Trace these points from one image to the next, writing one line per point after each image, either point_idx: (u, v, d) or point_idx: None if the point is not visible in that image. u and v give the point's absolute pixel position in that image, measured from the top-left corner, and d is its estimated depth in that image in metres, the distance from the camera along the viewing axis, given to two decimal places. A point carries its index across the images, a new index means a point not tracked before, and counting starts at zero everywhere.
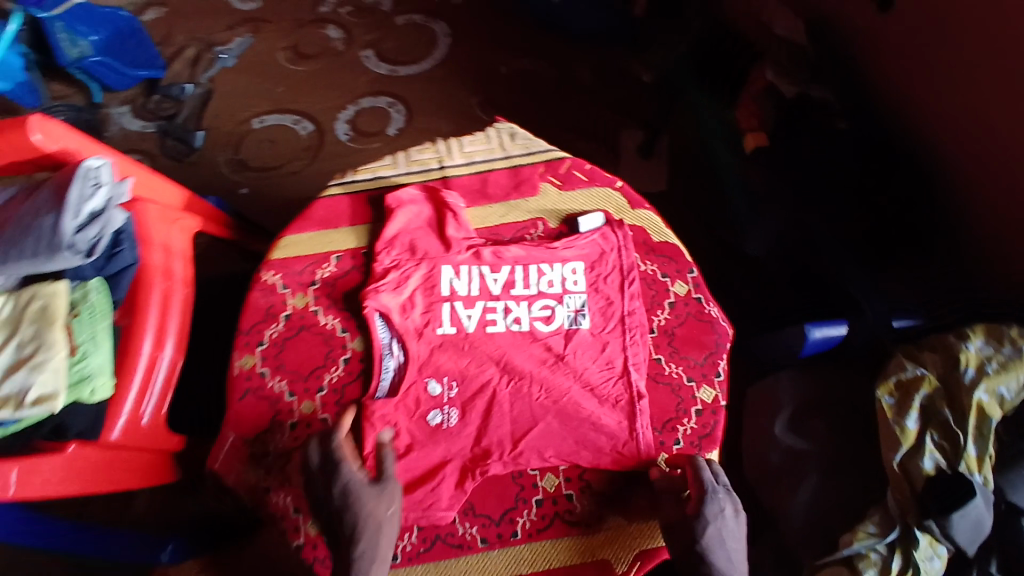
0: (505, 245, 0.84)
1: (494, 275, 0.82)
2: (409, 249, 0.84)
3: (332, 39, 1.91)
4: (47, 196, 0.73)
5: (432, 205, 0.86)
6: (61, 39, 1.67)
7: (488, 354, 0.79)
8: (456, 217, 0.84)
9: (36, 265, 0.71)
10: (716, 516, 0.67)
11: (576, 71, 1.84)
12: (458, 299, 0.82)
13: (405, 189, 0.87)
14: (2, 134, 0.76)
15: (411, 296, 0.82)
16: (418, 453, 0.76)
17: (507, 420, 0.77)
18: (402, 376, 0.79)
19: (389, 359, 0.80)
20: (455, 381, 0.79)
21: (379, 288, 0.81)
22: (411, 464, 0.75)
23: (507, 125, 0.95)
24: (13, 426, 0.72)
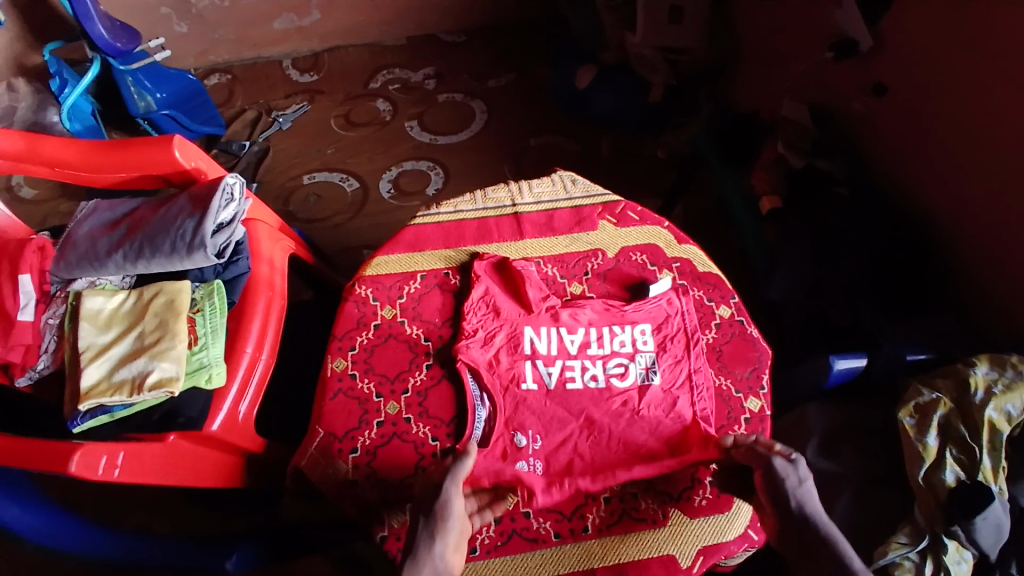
0: (580, 308, 0.93)
1: (572, 337, 0.91)
2: (493, 311, 0.92)
3: (380, 111, 2.13)
4: (188, 204, 0.84)
5: (508, 272, 0.96)
6: (132, 91, 1.86)
7: (570, 409, 0.87)
8: (533, 282, 0.94)
9: (173, 262, 0.81)
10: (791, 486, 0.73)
11: (600, 147, 2.06)
12: (539, 356, 0.90)
13: (481, 262, 0.96)
14: (147, 150, 0.88)
15: (496, 353, 0.90)
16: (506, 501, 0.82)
17: (588, 471, 0.84)
18: (491, 426, 0.86)
19: (480, 409, 0.87)
20: (539, 434, 0.86)
21: (469, 344, 0.89)
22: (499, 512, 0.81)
23: (567, 174, 1.10)
24: (122, 412, 0.78)
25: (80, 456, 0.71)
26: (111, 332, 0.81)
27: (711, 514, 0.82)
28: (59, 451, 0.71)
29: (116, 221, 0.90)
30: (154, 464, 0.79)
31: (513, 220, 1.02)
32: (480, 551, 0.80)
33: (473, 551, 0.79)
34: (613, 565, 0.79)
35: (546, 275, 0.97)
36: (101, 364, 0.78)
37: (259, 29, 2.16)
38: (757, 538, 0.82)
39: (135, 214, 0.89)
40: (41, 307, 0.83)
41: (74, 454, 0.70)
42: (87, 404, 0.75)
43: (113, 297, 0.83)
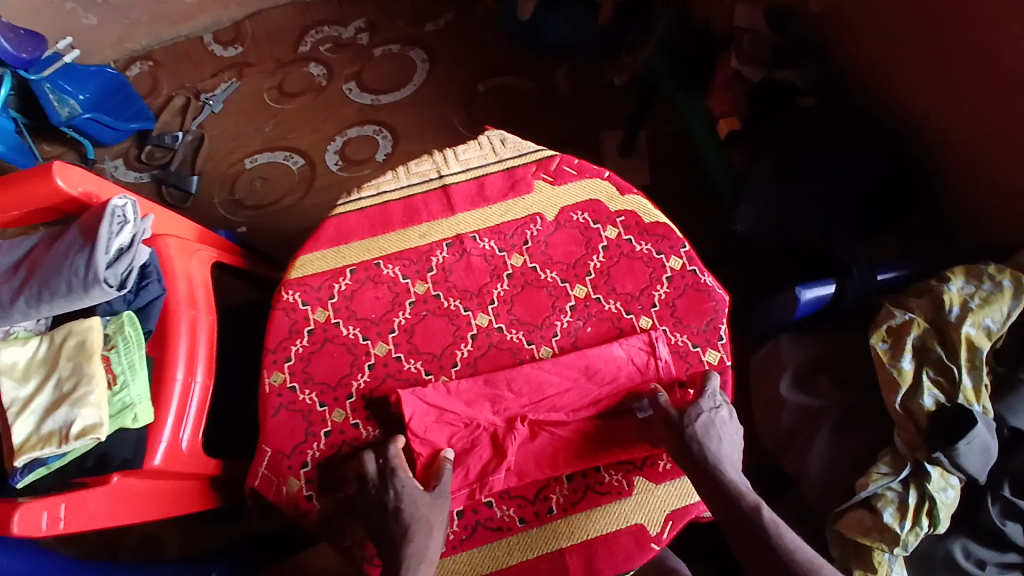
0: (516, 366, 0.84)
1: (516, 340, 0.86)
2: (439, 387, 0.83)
3: (315, 75, 1.99)
4: (75, 236, 0.78)
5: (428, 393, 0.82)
6: (51, 99, 1.74)
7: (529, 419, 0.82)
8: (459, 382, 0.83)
9: (74, 301, 0.76)
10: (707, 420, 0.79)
11: (553, 83, 1.93)
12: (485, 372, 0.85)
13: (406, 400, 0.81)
14: (26, 183, 0.81)
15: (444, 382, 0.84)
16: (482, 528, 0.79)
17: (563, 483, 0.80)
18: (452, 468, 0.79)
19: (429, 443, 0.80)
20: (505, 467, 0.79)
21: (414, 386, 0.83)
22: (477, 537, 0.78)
23: (496, 131, 1.01)
24: (58, 461, 0.76)
25: (19, 517, 0.70)
26: (30, 384, 0.77)
27: (676, 476, 0.81)
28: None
29: (14, 264, 0.82)
30: (99, 510, 0.77)
31: (442, 193, 0.94)
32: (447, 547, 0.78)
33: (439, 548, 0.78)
34: (581, 542, 0.78)
35: (485, 250, 0.91)
36: (27, 417, 0.75)
37: (167, 4, 1.98)
38: None
39: (31, 254, 0.82)
40: None
41: (11, 515, 0.70)
42: (22, 460, 0.72)
43: (27, 345, 0.79)
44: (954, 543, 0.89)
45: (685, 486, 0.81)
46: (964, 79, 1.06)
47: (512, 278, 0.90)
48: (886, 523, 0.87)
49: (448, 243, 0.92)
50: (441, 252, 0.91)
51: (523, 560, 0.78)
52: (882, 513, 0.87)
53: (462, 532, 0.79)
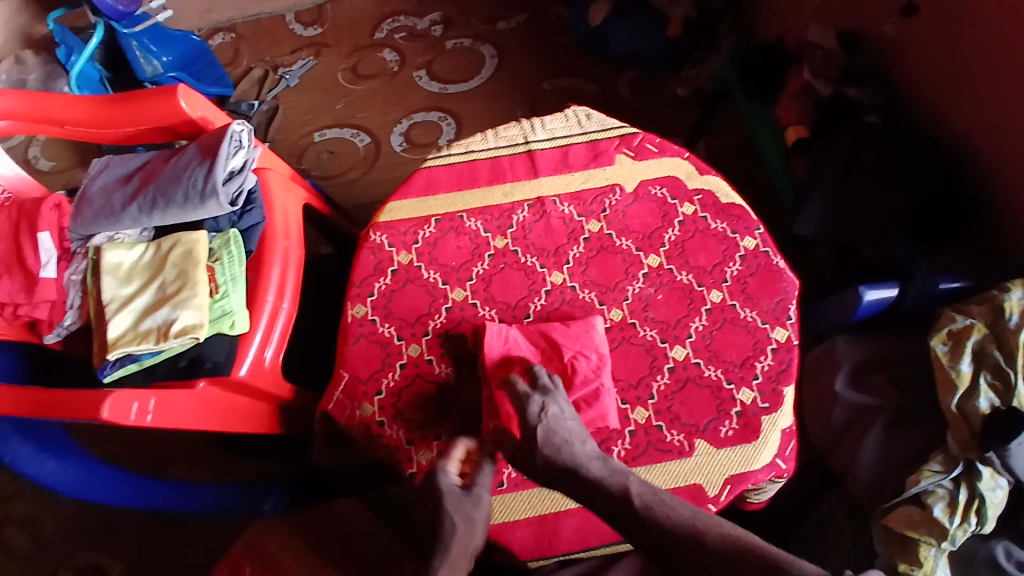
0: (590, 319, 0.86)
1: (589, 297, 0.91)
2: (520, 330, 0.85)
3: (388, 61, 2.07)
4: (195, 153, 0.84)
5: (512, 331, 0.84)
6: (138, 55, 1.83)
7: None
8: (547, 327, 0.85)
9: (188, 211, 0.81)
10: (546, 430, 0.72)
11: (616, 89, 1.99)
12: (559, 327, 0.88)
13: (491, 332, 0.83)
14: (154, 101, 0.87)
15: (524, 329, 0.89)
16: None
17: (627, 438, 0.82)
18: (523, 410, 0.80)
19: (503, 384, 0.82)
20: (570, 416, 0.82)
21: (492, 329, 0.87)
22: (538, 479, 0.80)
23: (581, 108, 1.07)
24: (149, 360, 0.81)
25: (111, 403, 0.70)
26: (134, 284, 0.83)
27: (737, 444, 0.82)
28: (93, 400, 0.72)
29: (129, 174, 0.89)
30: (182, 412, 0.78)
31: (527, 157, 0.99)
32: (507, 484, 0.80)
33: (500, 485, 0.80)
34: None
35: (564, 214, 0.96)
36: (127, 313, 0.80)
37: None
38: (783, 468, 0.83)
39: (146, 168, 0.88)
40: (63, 264, 0.87)
41: (104, 401, 0.70)
42: (116, 353, 0.78)
43: (132, 250, 0.85)
44: (997, 544, 0.89)
45: (745, 453, 0.82)
46: None
47: (589, 243, 0.94)
48: (935, 517, 0.87)
49: (530, 203, 0.96)
50: (522, 211, 0.96)
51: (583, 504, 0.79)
52: (932, 508, 0.88)
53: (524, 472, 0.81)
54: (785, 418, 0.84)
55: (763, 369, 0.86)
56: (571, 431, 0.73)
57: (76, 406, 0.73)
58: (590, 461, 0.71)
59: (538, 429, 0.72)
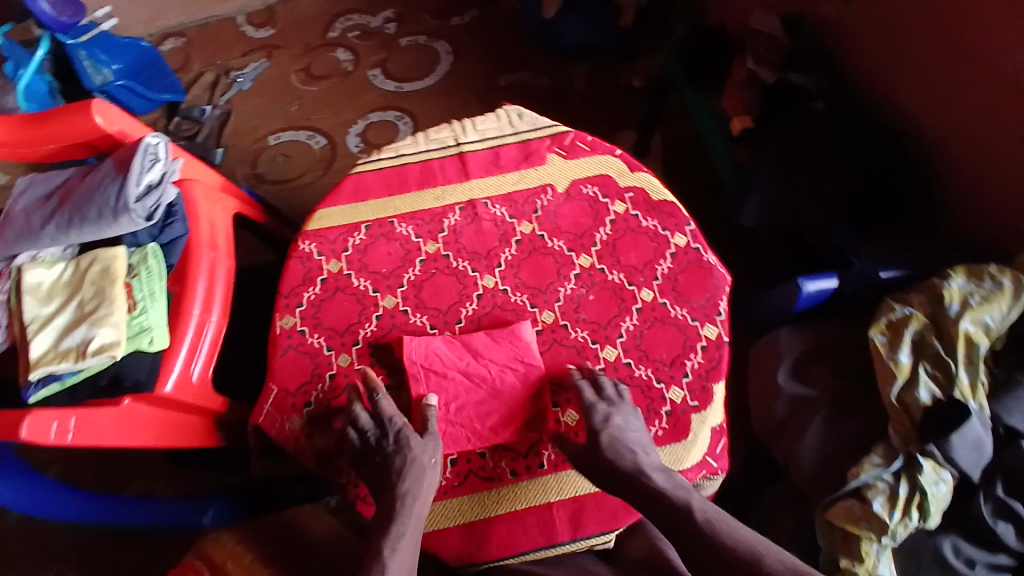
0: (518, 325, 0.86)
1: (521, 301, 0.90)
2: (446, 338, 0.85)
3: (342, 61, 2.04)
4: (109, 169, 0.82)
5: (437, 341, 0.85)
6: (86, 65, 1.78)
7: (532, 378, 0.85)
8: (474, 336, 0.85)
9: (103, 228, 0.80)
10: (608, 437, 0.78)
11: (573, 82, 1.98)
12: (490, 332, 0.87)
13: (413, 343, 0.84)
14: (66, 117, 0.85)
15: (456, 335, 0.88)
16: (472, 477, 0.81)
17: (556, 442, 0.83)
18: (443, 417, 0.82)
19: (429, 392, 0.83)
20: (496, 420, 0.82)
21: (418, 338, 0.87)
22: (467, 485, 0.81)
23: (515, 107, 1.05)
24: (71, 379, 0.78)
25: (29, 422, 0.70)
26: (54, 303, 0.80)
27: (667, 443, 0.84)
28: (11, 422, 0.71)
29: (48, 194, 0.87)
30: (107, 431, 0.78)
31: (458, 159, 0.97)
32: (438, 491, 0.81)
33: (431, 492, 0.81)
34: (569, 498, 0.81)
35: (496, 216, 0.94)
36: (48, 333, 0.78)
37: None
38: (715, 466, 0.85)
39: (66, 185, 0.86)
40: None
41: (23, 419, 0.69)
42: (38, 373, 0.75)
43: (52, 268, 0.82)
44: (944, 540, 0.90)
45: (674, 450, 0.84)
46: (966, 89, 1.08)
47: (520, 244, 0.93)
48: (875, 512, 0.88)
49: (461, 207, 0.95)
50: (454, 215, 0.94)
51: (513, 510, 0.80)
52: (872, 502, 0.89)
53: (454, 480, 0.81)
54: (716, 415, 0.85)
55: (693, 367, 0.86)
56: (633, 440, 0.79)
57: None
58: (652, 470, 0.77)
59: (602, 435, 0.78)
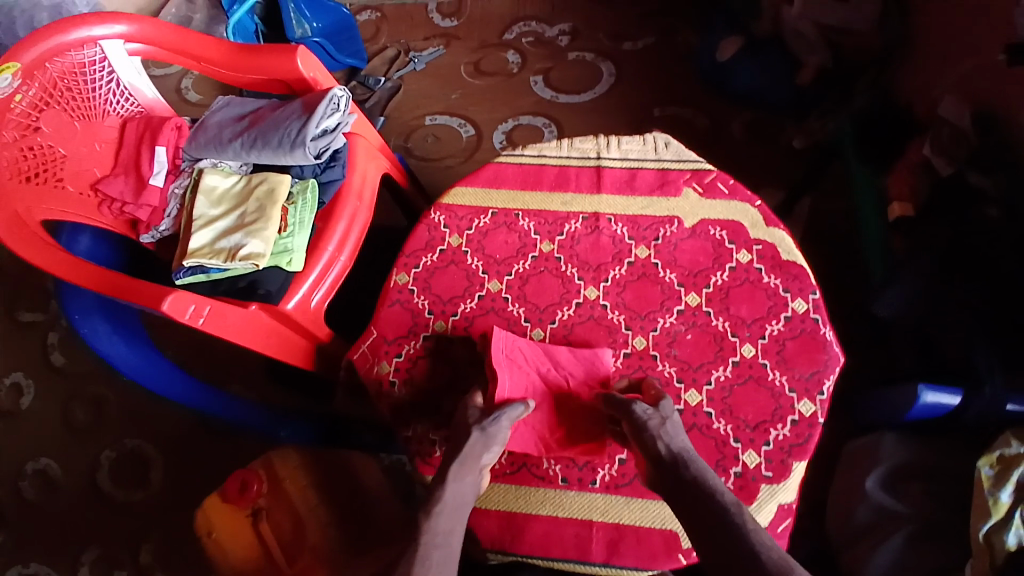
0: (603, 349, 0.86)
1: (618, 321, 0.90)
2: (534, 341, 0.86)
3: (509, 62, 2.16)
4: (298, 108, 0.94)
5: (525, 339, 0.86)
6: (292, 17, 2.05)
7: None
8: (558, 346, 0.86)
9: (279, 155, 0.92)
10: (667, 424, 0.76)
11: (730, 127, 1.95)
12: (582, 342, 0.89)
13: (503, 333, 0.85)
14: (275, 57, 0.98)
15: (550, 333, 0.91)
16: (524, 471, 0.83)
17: (615, 466, 0.82)
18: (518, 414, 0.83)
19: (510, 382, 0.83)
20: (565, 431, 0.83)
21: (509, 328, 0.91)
22: (517, 478, 0.82)
23: (663, 135, 1.06)
24: (216, 275, 0.91)
25: (171, 299, 0.79)
26: (221, 208, 0.94)
27: None
28: (158, 294, 0.81)
29: (242, 115, 1.00)
30: (229, 327, 0.87)
31: (594, 172, 1.01)
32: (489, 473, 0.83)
33: None
34: (611, 523, 0.80)
35: (615, 233, 0.96)
36: (210, 231, 0.91)
37: None
38: None
39: (257, 113, 0.99)
40: (171, 177, 1.01)
41: (166, 296, 0.79)
42: (192, 262, 0.89)
43: (227, 179, 0.96)
44: None
45: None
46: None
47: (632, 266, 0.93)
48: None
49: (584, 216, 0.98)
50: (575, 222, 0.97)
51: (551, 515, 0.80)
52: None
53: (506, 467, 0.83)
54: (787, 493, 0.81)
55: (776, 437, 0.83)
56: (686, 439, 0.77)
57: (149, 296, 0.83)
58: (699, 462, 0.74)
59: (660, 423, 0.76)
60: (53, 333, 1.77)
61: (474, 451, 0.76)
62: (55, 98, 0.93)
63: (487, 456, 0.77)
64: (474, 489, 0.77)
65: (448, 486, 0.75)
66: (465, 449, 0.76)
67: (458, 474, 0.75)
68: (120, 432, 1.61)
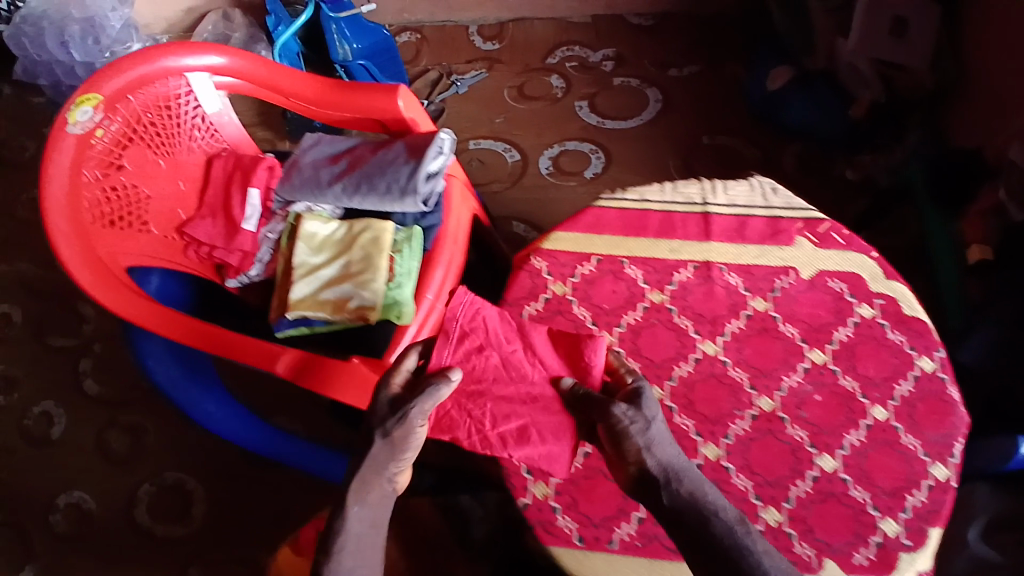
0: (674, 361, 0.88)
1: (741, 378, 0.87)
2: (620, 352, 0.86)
3: (554, 86, 2.13)
4: (404, 151, 0.89)
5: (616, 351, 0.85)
6: (335, 39, 1.97)
7: (739, 462, 0.83)
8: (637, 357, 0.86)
9: (389, 202, 0.87)
10: (629, 437, 0.73)
11: (782, 160, 1.92)
12: (707, 402, 0.86)
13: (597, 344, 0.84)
14: (376, 95, 0.93)
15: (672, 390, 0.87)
16: (657, 542, 0.79)
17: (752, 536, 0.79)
18: None
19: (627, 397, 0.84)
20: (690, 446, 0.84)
21: None
22: (650, 548, 0.78)
23: (767, 179, 1.03)
24: (318, 327, 0.88)
25: None
26: (322, 255, 0.90)
27: None
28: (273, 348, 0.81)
29: (337, 155, 0.95)
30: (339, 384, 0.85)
31: (701, 219, 0.97)
32: (618, 545, 0.79)
33: (609, 542, 0.79)
34: None
35: (730, 284, 0.93)
36: (311, 281, 0.88)
37: None
38: None
39: (354, 153, 0.94)
40: (262, 221, 0.95)
41: None
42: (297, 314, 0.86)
43: (327, 224, 0.92)
44: None
45: None
46: None
47: (750, 320, 0.91)
48: None
49: (695, 265, 0.94)
50: (686, 271, 0.94)
51: None
52: None
53: (637, 538, 0.79)
54: (927, 561, 0.78)
55: (913, 504, 0.80)
56: (666, 450, 0.73)
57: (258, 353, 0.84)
58: (676, 475, 0.72)
59: (631, 437, 0.73)
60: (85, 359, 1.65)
61: (372, 470, 0.75)
62: (138, 134, 0.87)
63: (392, 471, 0.75)
64: (382, 503, 0.77)
65: (349, 510, 0.75)
66: (364, 469, 0.75)
67: (357, 497, 0.75)
68: (159, 468, 1.50)
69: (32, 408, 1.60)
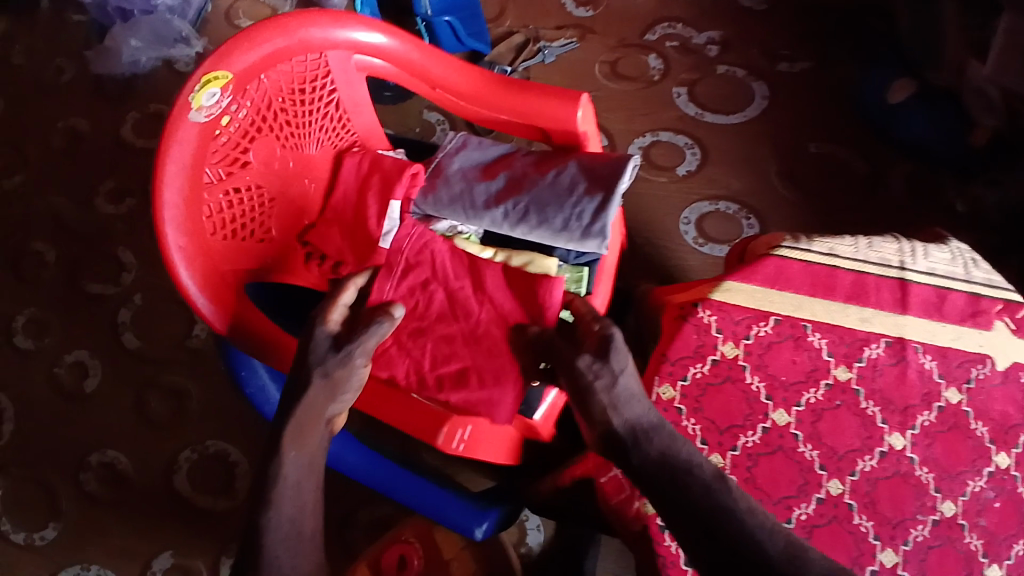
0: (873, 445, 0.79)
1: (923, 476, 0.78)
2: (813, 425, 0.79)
3: (651, 67, 1.73)
4: (583, 179, 0.79)
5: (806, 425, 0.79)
6: None
7: (915, 571, 0.75)
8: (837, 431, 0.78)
9: (564, 240, 0.78)
10: (617, 401, 0.64)
11: (889, 179, 1.57)
12: (894, 505, 0.77)
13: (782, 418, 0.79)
14: (551, 100, 0.81)
15: (851, 483, 0.78)
16: None
17: None
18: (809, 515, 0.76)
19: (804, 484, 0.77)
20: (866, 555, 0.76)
21: (817, 479, 0.78)
22: None
23: (962, 246, 0.91)
24: None
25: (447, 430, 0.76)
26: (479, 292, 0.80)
27: None
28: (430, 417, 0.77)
29: (492, 170, 0.84)
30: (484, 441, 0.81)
31: (898, 285, 0.86)
32: None
33: None
34: None
35: (924, 367, 0.82)
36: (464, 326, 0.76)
37: None
38: None
39: (513, 168, 0.83)
40: None
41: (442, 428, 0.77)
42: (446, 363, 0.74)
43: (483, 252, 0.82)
44: None
45: None
46: None
47: (942, 413, 0.80)
48: None
49: (888, 340, 0.83)
50: (877, 346, 0.83)
51: None
52: None
53: None
54: None
55: None
56: (638, 407, 0.65)
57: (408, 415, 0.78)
58: (670, 439, 0.63)
59: (605, 396, 0.65)
60: (124, 308, 1.35)
61: (312, 407, 0.64)
62: (267, 122, 0.73)
63: (336, 403, 0.66)
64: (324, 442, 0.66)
65: (283, 460, 0.63)
66: (303, 403, 0.64)
67: (293, 441, 0.64)
68: (204, 432, 1.26)
69: (63, 357, 1.32)
